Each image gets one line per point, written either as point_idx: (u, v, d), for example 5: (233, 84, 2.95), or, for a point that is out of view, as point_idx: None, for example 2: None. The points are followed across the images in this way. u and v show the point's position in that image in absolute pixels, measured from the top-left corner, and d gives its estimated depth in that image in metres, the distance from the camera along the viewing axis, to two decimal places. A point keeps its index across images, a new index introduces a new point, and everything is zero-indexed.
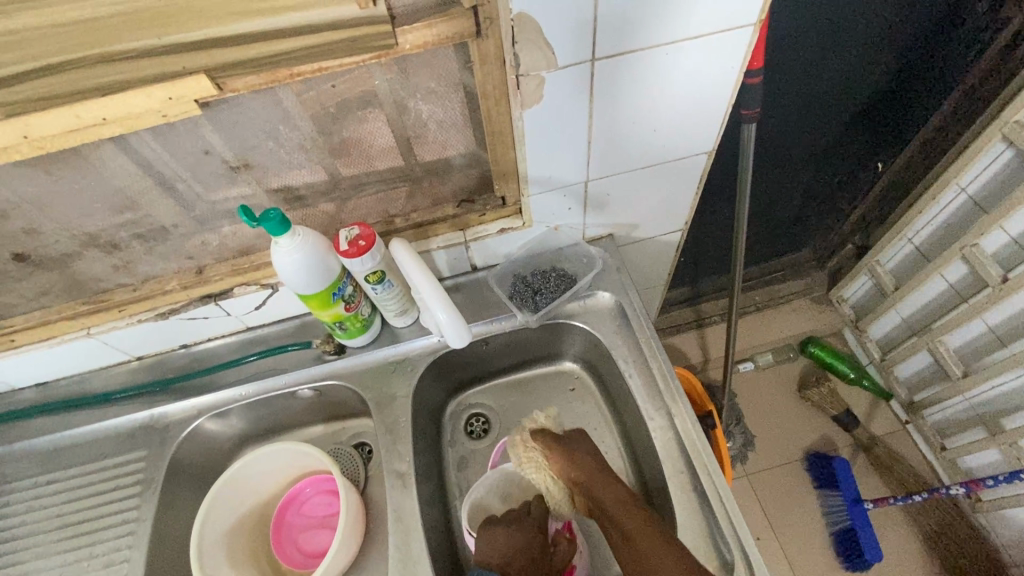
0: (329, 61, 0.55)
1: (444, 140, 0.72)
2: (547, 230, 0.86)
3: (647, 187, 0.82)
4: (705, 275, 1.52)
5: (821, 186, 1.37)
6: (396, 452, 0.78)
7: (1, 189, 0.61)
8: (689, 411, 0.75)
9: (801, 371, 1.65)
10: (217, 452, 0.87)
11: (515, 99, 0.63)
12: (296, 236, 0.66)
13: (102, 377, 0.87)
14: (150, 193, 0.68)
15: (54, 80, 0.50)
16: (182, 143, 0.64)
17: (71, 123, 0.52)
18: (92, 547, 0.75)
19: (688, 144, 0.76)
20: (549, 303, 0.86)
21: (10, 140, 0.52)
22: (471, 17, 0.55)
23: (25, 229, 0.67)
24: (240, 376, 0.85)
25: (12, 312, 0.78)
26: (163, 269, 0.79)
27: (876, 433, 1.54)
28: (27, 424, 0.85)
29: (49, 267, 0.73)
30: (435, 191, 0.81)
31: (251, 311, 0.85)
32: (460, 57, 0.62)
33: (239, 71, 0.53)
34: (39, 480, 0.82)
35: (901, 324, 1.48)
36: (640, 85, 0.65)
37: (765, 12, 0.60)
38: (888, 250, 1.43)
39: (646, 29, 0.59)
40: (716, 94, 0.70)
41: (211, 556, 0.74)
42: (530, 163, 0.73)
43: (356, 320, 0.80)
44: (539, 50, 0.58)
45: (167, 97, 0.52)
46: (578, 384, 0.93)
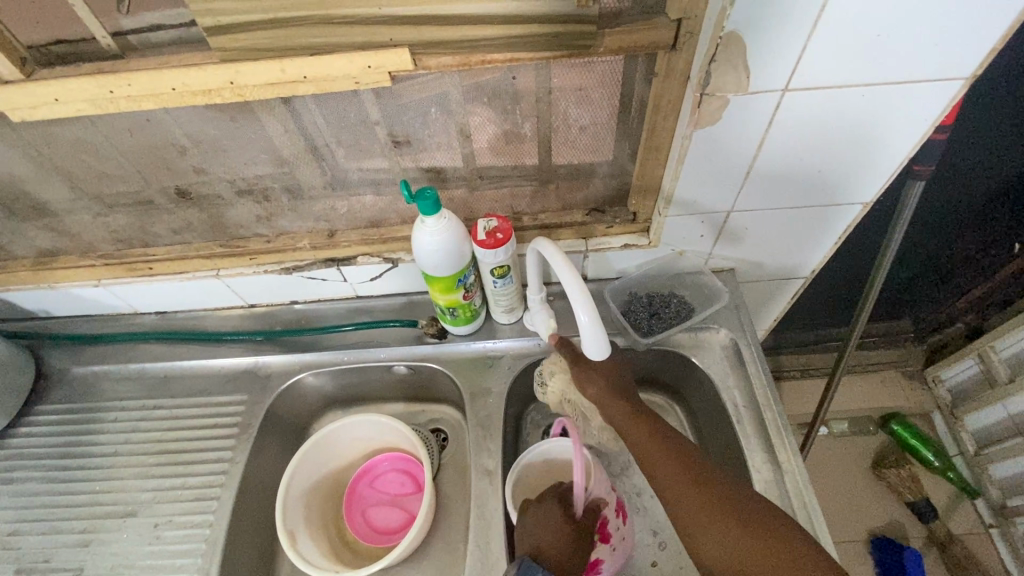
0: (526, 53, 0.55)
1: (595, 147, 0.72)
2: (671, 254, 0.83)
3: (790, 227, 0.78)
4: (794, 326, 1.44)
5: (944, 255, 1.28)
6: (486, 448, 0.77)
7: (185, 128, 0.65)
8: (804, 472, 0.69)
9: (878, 447, 1.55)
10: (306, 409, 0.89)
11: (692, 117, 0.61)
12: (442, 219, 0.67)
13: (216, 318, 0.91)
14: (310, 154, 0.71)
15: (271, 34, 0.52)
16: (355, 112, 0.66)
17: (274, 76, 0.55)
18: (185, 477, 0.78)
19: (848, 193, 0.72)
20: (661, 329, 0.82)
21: (216, 83, 0.55)
22: (673, 29, 0.54)
23: (194, 167, 0.71)
24: (343, 342, 0.87)
25: (157, 242, 0.82)
26: (299, 227, 0.81)
27: (954, 530, 1.42)
28: (141, 348, 0.89)
29: (201, 207, 0.77)
30: (568, 195, 0.80)
31: (366, 281, 0.86)
32: (642, 68, 0.61)
33: (439, 51, 0.54)
34: (145, 403, 0.86)
35: (1005, 419, 1.35)
36: (827, 122, 0.62)
37: (984, 66, 0.56)
38: (1008, 336, 1.31)
39: (850, 67, 0.56)
40: (898, 145, 0.65)
41: (292, 512, 0.76)
42: (680, 184, 0.70)
43: (468, 309, 0.80)
44: (734, 73, 0.56)
45: (367, 65, 0.54)
46: (668, 416, 0.89)
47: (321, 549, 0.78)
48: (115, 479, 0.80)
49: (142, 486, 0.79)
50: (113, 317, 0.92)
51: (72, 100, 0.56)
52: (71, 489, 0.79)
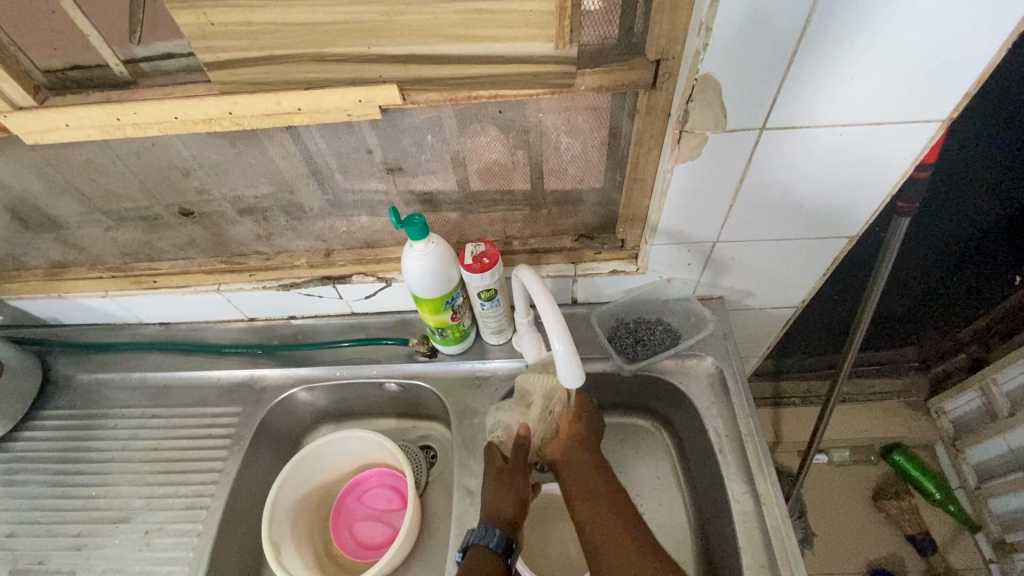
0: (509, 90, 0.58)
1: (582, 177, 0.74)
2: (659, 281, 0.84)
3: (776, 258, 0.79)
4: (792, 353, 1.43)
5: (944, 285, 1.27)
6: (469, 467, 0.78)
7: (189, 151, 0.68)
8: (782, 504, 0.70)
9: (879, 477, 1.52)
10: (298, 423, 0.91)
11: (672, 153, 0.62)
12: (430, 244, 0.69)
13: (216, 330, 0.94)
14: (307, 177, 0.74)
15: (269, 69, 0.55)
16: (350, 140, 0.69)
17: (271, 107, 0.58)
18: (177, 486, 0.81)
19: (832, 227, 0.73)
20: (647, 355, 0.83)
21: (216, 113, 0.58)
22: (652, 70, 0.56)
23: (197, 188, 0.74)
24: (336, 358, 0.89)
25: (161, 256, 0.86)
26: (296, 245, 0.84)
27: (956, 566, 1.39)
28: (143, 357, 0.93)
29: (203, 224, 0.80)
30: (558, 221, 0.82)
31: (361, 299, 0.88)
32: (624, 104, 0.63)
33: (427, 87, 0.57)
34: (144, 412, 0.89)
35: (1007, 454, 1.33)
36: (806, 159, 0.63)
37: (959, 110, 0.58)
38: (1009, 369, 1.29)
39: (825, 108, 0.57)
40: (879, 182, 0.66)
41: (278, 523, 0.78)
42: (664, 215, 0.71)
43: (456, 330, 0.82)
44: (712, 112, 0.58)
45: (358, 99, 0.57)
46: (655, 441, 0.90)
47: (305, 562, 0.80)
48: (112, 485, 0.82)
49: (136, 493, 0.81)
50: (118, 326, 0.95)
51: (82, 126, 0.60)
52: (70, 493, 0.82)
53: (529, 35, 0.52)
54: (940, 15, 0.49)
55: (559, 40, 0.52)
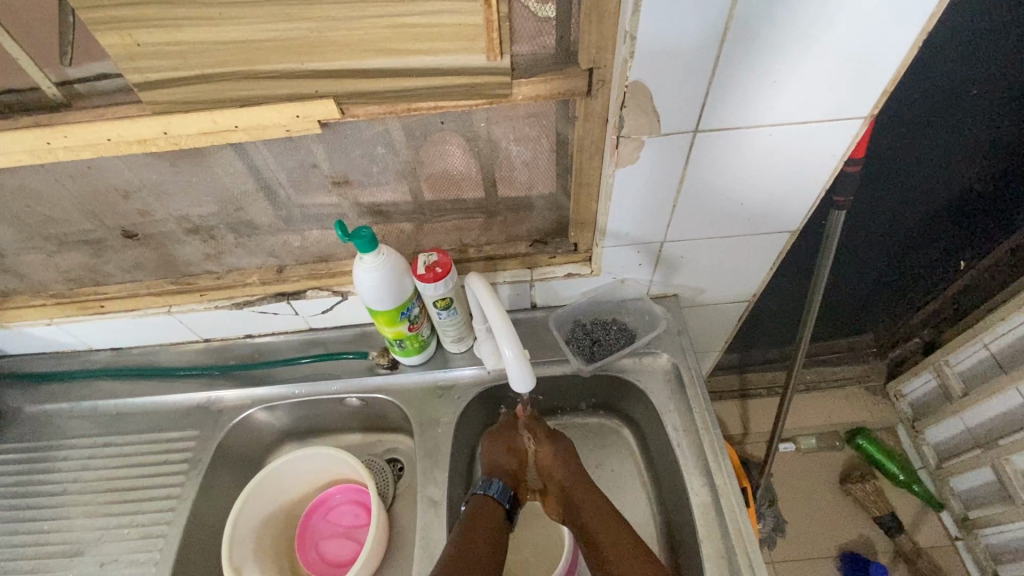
0: (447, 101, 0.58)
1: (530, 183, 0.75)
2: (614, 282, 0.85)
3: (723, 255, 0.81)
4: (755, 345, 1.46)
5: (894, 273, 1.32)
6: (432, 478, 0.78)
7: (129, 173, 0.67)
8: (739, 494, 0.71)
9: (845, 462, 1.57)
10: (260, 443, 0.90)
11: (612, 157, 0.64)
12: (380, 255, 0.69)
13: (171, 353, 0.92)
14: (254, 194, 0.73)
15: (201, 88, 0.55)
16: (294, 155, 0.68)
17: (207, 126, 0.57)
18: (132, 515, 0.79)
19: (773, 223, 0.75)
20: (605, 355, 0.84)
21: (151, 134, 0.58)
22: (585, 78, 0.57)
23: (140, 210, 0.73)
24: (295, 374, 0.88)
25: (108, 281, 0.83)
26: (248, 263, 0.83)
27: (922, 544, 1.44)
28: (94, 385, 0.90)
29: (149, 246, 0.79)
30: (511, 227, 0.83)
31: (318, 314, 0.88)
32: (564, 111, 0.65)
33: (365, 101, 0.57)
34: (97, 441, 0.86)
35: (963, 432, 1.38)
36: (741, 158, 0.65)
37: (879, 106, 0.60)
38: (959, 351, 1.35)
39: (753, 110, 0.59)
40: (813, 177, 0.69)
41: (240, 548, 0.76)
42: (611, 218, 0.73)
43: (415, 340, 0.82)
44: (645, 117, 0.59)
45: (295, 115, 0.57)
46: (619, 440, 0.91)
47: None
48: (64, 518, 0.80)
49: (90, 525, 0.79)
50: (67, 354, 0.92)
51: (11, 151, 0.59)
52: (20, 530, 0.80)
53: (461, 47, 0.53)
54: (848, 17, 0.51)
55: (490, 52, 0.53)
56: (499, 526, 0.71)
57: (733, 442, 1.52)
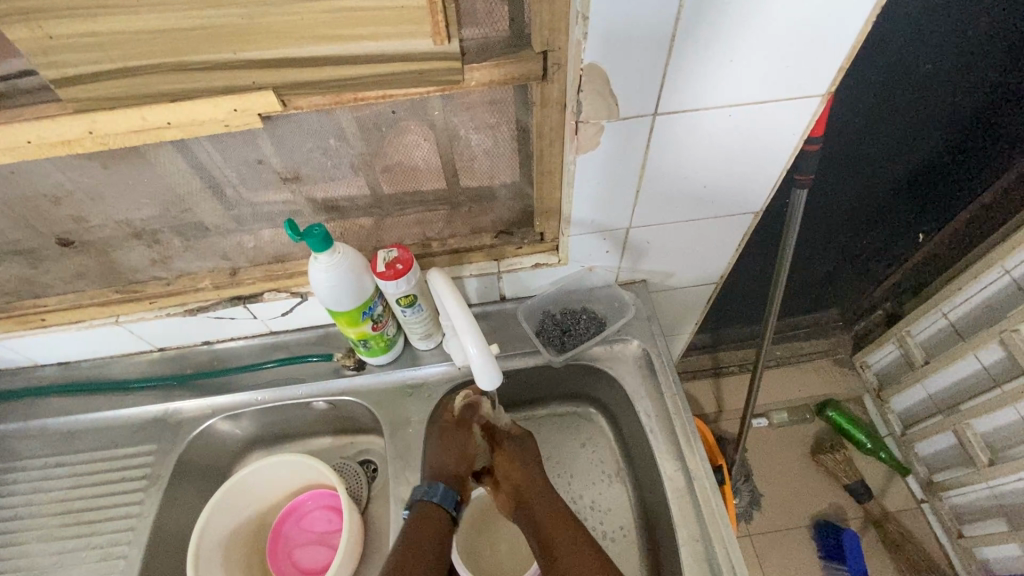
0: (396, 89, 0.55)
1: (491, 172, 0.73)
2: (581, 270, 0.84)
3: (689, 238, 0.80)
4: (727, 325, 1.48)
5: (857, 248, 1.35)
6: (405, 479, 0.76)
7: (57, 176, 0.62)
8: (712, 476, 0.71)
9: (816, 434, 1.61)
10: (225, 452, 0.87)
11: (572, 143, 0.62)
12: (336, 254, 0.66)
13: (124, 365, 0.87)
14: (199, 194, 0.69)
15: (126, 83, 0.51)
16: (239, 151, 0.65)
17: (137, 123, 0.53)
18: (90, 538, 0.75)
19: (737, 204, 0.75)
20: (576, 345, 0.84)
21: (75, 133, 0.53)
22: (540, 61, 0.55)
23: (74, 215, 0.68)
24: (258, 380, 0.85)
25: (47, 292, 0.78)
26: (199, 267, 0.79)
27: (889, 508, 1.49)
28: (42, 402, 0.85)
29: (89, 253, 0.74)
30: (475, 219, 0.80)
31: (278, 316, 0.84)
32: (521, 97, 0.63)
33: (307, 91, 0.54)
34: (48, 461, 0.82)
35: (925, 399, 1.43)
36: (702, 140, 0.64)
37: (836, 84, 0.60)
38: (919, 321, 1.39)
39: (712, 90, 0.58)
40: (774, 156, 0.68)
41: (207, 564, 0.73)
42: (574, 205, 0.71)
43: (380, 339, 0.79)
44: (603, 100, 0.58)
45: (233, 108, 0.53)
46: (593, 428, 0.91)
47: None
48: (19, 544, 0.76)
49: (47, 550, 0.75)
50: (12, 372, 0.87)
51: None
52: None
53: (405, 32, 0.50)
54: None
55: (437, 36, 0.50)
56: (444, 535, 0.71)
57: (708, 420, 1.55)
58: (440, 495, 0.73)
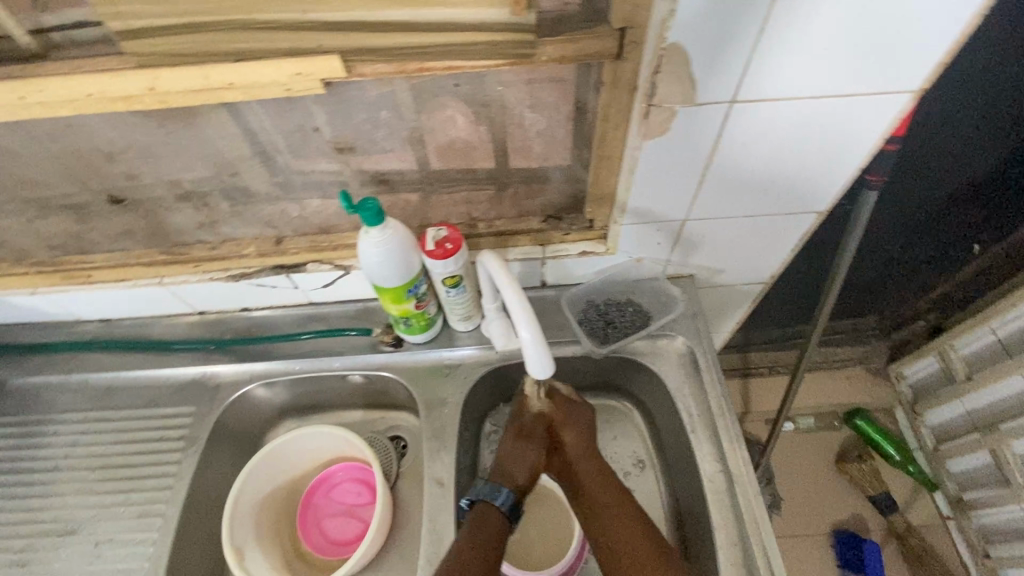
0: (464, 61, 0.52)
1: (547, 154, 0.70)
2: (629, 261, 0.81)
3: (745, 235, 0.77)
4: (761, 325, 1.44)
5: (905, 257, 1.30)
6: (440, 459, 0.76)
7: (113, 133, 0.62)
8: (753, 480, 0.70)
9: (842, 442, 1.58)
10: (259, 419, 0.87)
11: (640, 128, 0.59)
12: (387, 230, 0.65)
13: (164, 326, 0.88)
14: (252, 159, 0.68)
15: (192, 39, 0.49)
16: (295, 117, 0.63)
17: (198, 83, 0.52)
18: (128, 494, 0.76)
19: (801, 203, 0.71)
20: (620, 338, 0.82)
21: (135, 90, 0.52)
22: (617, 38, 0.52)
23: (127, 173, 0.68)
24: (296, 350, 0.84)
25: (95, 249, 0.79)
26: (245, 233, 0.78)
27: (913, 522, 1.46)
28: (84, 357, 0.86)
29: (139, 212, 0.74)
30: (524, 201, 0.78)
31: (319, 288, 0.84)
32: (590, 75, 0.60)
33: (373, 58, 0.51)
34: (89, 415, 0.83)
35: (962, 416, 1.38)
36: (778, 133, 0.61)
37: (931, 80, 0.56)
38: (965, 336, 1.33)
39: (798, 80, 0.55)
40: (850, 154, 0.64)
41: (240, 528, 0.74)
42: (633, 194, 0.68)
43: (421, 318, 0.78)
44: (681, 84, 0.55)
45: (297, 72, 0.52)
46: (627, 423, 0.89)
47: (271, 563, 0.77)
48: (56, 497, 0.77)
49: (84, 504, 0.76)
50: (55, 325, 0.88)
51: None
52: (11, 507, 0.77)
53: None
54: None
55: (516, 6, 0.48)
56: (503, 538, 0.66)
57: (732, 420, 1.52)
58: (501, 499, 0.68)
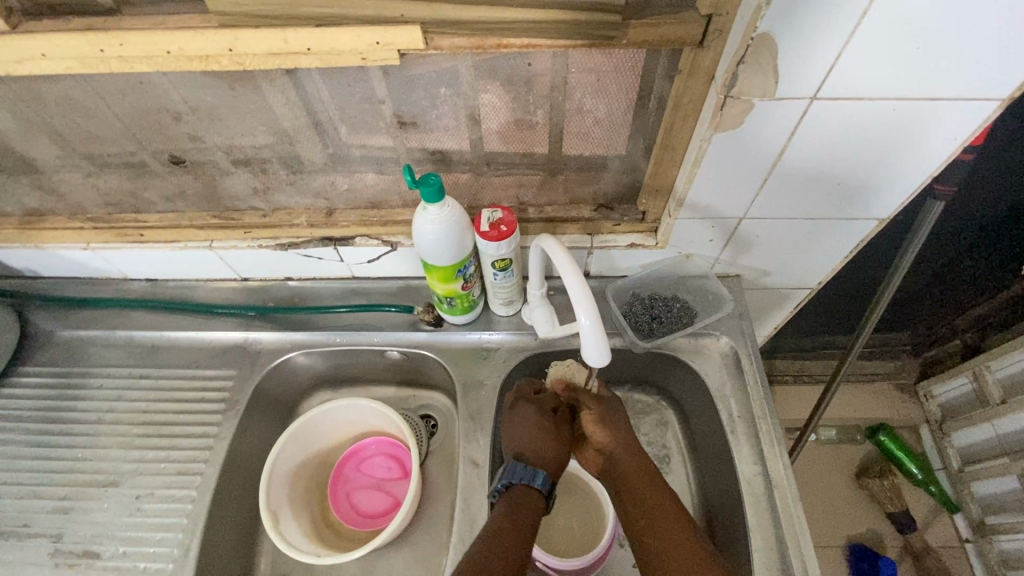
0: (542, 39, 0.52)
1: (608, 142, 0.69)
2: (678, 257, 0.80)
3: (801, 238, 0.76)
4: (792, 332, 1.42)
5: (949, 273, 1.27)
6: (475, 440, 0.76)
7: (182, 92, 0.62)
8: (793, 487, 0.69)
9: (863, 456, 1.55)
10: (295, 388, 0.88)
11: (713, 120, 0.58)
12: (445, 207, 0.64)
13: (208, 290, 0.89)
14: (313, 129, 0.68)
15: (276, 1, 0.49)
16: (361, 89, 0.63)
17: (277, 46, 0.52)
18: (168, 451, 0.77)
19: (865, 208, 0.69)
20: (665, 334, 0.81)
21: (215, 50, 0.52)
22: (702, 25, 0.51)
23: (190, 135, 0.68)
24: (336, 323, 0.85)
25: (149, 208, 0.80)
26: (297, 202, 0.78)
27: (931, 542, 1.44)
28: (129, 315, 0.87)
29: (196, 175, 0.74)
30: (577, 188, 0.77)
31: (363, 263, 0.84)
32: (664, 64, 0.59)
33: (452, 31, 0.51)
34: (133, 372, 0.84)
35: (993, 439, 1.35)
36: (853, 135, 0.59)
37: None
38: (1003, 357, 1.30)
39: (884, 79, 0.53)
40: (924, 161, 0.63)
41: (275, 492, 0.75)
42: (694, 187, 0.67)
43: (465, 300, 0.78)
44: (762, 77, 0.53)
45: (375, 41, 0.51)
46: (660, 419, 0.88)
47: (302, 529, 0.78)
48: (98, 448, 0.79)
49: (125, 457, 0.78)
50: (103, 281, 0.90)
51: (61, 57, 0.53)
52: (54, 455, 0.78)
53: None
54: None
55: None
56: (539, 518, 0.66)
57: None
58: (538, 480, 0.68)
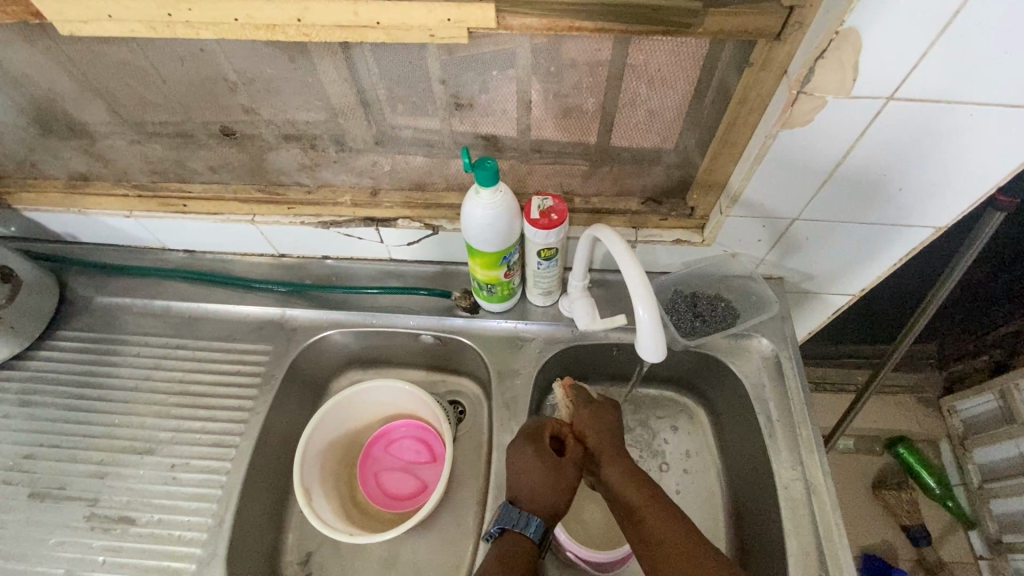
0: (615, 24, 0.51)
1: (665, 134, 0.68)
2: (724, 255, 0.80)
3: (851, 242, 0.74)
4: (819, 339, 1.40)
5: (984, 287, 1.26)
6: (509, 428, 0.76)
7: (241, 62, 0.61)
8: (832, 493, 0.68)
9: (881, 467, 1.54)
10: (327, 366, 0.88)
11: (782, 116, 0.57)
12: (498, 193, 0.64)
13: (245, 264, 0.89)
14: (367, 106, 0.67)
15: None
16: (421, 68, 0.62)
17: (346, 18, 0.51)
18: (203, 421, 0.78)
19: (921, 217, 0.68)
20: (707, 333, 0.80)
21: (283, 19, 0.51)
22: (782, 17, 0.50)
23: (244, 106, 0.67)
24: (372, 304, 0.85)
25: (194, 179, 0.79)
26: (342, 180, 0.78)
27: (945, 557, 1.42)
28: (166, 285, 0.88)
29: (245, 148, 0.74)
30: (626, 181, 0.76)
31: (403, 245, 0.83)
32: (735, 56, 0.57)
33: (525, 10, 0.50)
34: (169, 342, 0.85)
35: (1016, 457, 1.33)
36: (922, 140, 0.58)
37: None
38: None
39: (967, 83, 0.51)
40: (992, 172, 0.60)
41: (308, 468, 0.76)
42: (751, 184, 0.66)
43: (505, 287, 0.77)
44: (840, 73, 0.52)
45: (446, 18, 0.50)
46: (691, 418, 0.88)
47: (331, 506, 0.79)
48: (134, 415, 0.79)
49: (160, 425, 0.78)
50: (142, 250, 0.90)
51: (128, 19, 0.53)
52: (89, 420, 0.79)
53: None
54: None
55: None
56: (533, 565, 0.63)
57: None
58: (532, 527, 0.63)
